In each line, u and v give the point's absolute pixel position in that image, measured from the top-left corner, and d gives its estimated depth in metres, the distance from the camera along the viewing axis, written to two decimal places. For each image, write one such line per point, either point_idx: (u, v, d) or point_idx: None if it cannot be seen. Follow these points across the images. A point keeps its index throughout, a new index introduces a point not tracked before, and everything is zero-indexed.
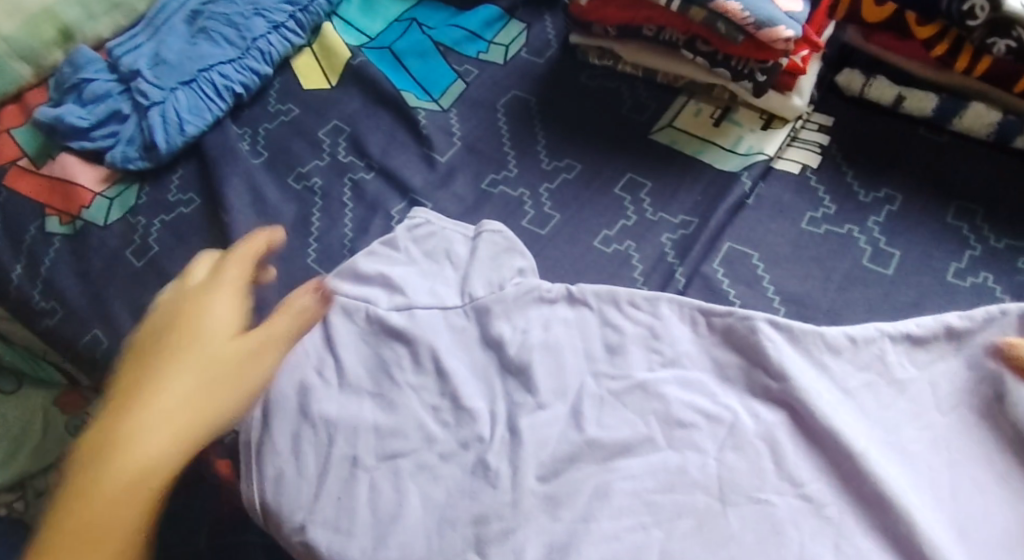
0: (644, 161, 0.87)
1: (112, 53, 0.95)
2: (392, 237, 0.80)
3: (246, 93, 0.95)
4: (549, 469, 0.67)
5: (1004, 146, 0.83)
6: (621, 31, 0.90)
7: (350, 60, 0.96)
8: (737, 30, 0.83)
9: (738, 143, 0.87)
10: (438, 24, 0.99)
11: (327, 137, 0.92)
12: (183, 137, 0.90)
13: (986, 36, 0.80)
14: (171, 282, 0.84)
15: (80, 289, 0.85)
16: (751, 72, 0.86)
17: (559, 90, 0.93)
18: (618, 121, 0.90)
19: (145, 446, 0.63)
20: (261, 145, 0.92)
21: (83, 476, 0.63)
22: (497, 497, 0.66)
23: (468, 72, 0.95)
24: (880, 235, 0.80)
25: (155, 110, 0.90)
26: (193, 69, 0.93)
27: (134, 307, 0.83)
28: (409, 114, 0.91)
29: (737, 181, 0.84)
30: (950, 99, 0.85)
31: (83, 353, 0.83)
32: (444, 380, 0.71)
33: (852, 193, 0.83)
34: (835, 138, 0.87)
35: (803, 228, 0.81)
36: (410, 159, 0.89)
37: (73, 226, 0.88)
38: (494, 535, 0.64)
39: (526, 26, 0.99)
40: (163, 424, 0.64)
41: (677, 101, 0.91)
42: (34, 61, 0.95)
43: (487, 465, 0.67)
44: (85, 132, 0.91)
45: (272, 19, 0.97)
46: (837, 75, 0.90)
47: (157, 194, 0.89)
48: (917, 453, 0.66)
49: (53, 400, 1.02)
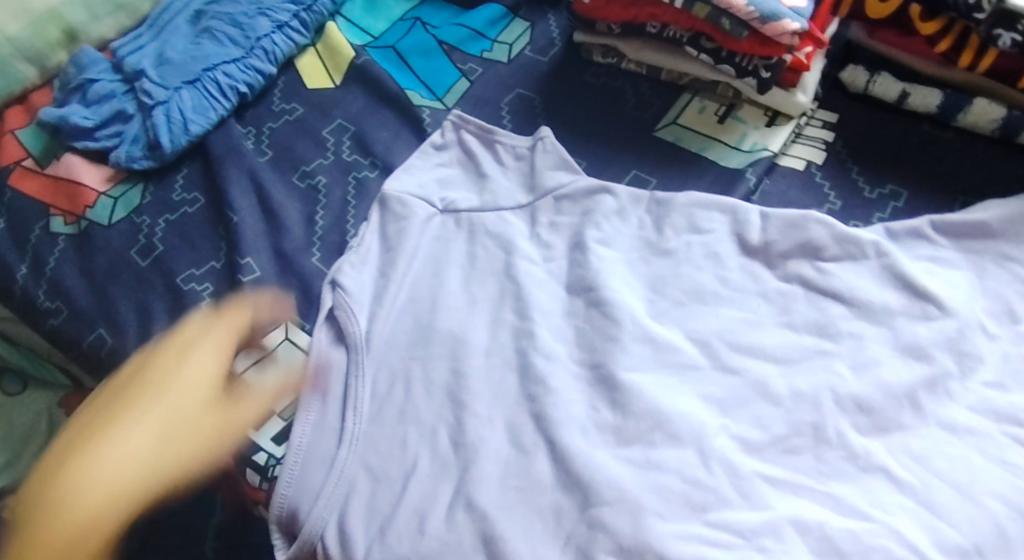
0: (647, 156, 0.87)
1: (116, 53, 0.96)
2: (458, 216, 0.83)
3: (251, 92, 0.94)
4: (553, 450, 0.69)
5: (1008, 142, 0.83)
6: (624, 28, 0.90)
7: (354, 59, 0.96)
8: (741, 26, 0.83)
9: (743, 140, 0.86)
10: (442, 23, 0.99)
11: (331, 136, 0.91)
12: (187, 136, 0.90)
13: (991, 27, 0.80)
14: (176, 281, 0.84)
15: (83, 287, 0.85)
16: (756, 68, 0.85)
17: (558, 81, 0.93)
18: (624, 119, 0.90)
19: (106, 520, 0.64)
20: (265, 143, 0.91)
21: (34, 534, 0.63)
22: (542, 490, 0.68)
23: (472, 70, 0.95)
24: (872, 218, 0.81)
25: (160, 109, 0.90)
26: (198, 69, 0.93)
27: (138, 306, 0.83)
28: (421, 109, 0.92)
29: (742, 178, 0.84)
30: (956, 94, 0.84)
31: (88, 353, 0.83)
32: (465, 481, 0.69)
33: (858, 189, 0.83)
34: (840, 135, 0.87)
35: (818, 227, 0.77)
36: (425, 270, 0.80)
37: (78, 226, 0.88)
38: (485, 432, 0.71)
39: (530, 25, 0.99)
40: (88, 504, 0.64)
41: (682, 98, 0.91)
42: (40, 62, 0.96)
43: (503, 538, 0.66)
44: (90, 132, 0.91)
45: (276, 18, 0.97)
46: (841, 72, 0.90)
47: (162, 194, 0.89)
48: (902, 339, 0.73)
49: (59, 400, 1.01)
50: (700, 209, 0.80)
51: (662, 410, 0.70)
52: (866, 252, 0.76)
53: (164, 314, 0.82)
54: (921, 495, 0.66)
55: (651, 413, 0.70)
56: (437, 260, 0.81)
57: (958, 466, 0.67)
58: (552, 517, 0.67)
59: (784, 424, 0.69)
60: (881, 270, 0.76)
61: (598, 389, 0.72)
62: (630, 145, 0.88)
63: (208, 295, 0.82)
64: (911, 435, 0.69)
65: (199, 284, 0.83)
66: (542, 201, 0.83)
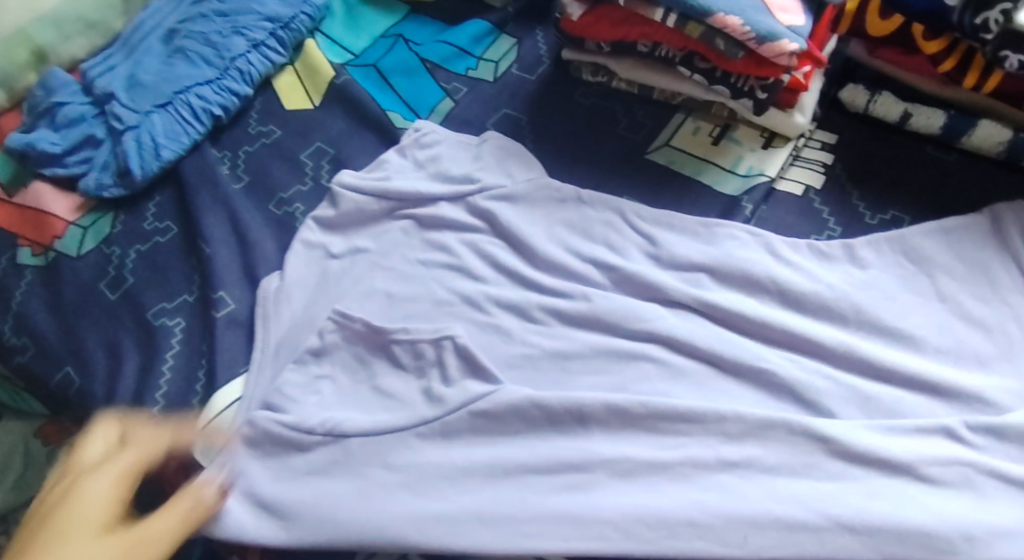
0: (640, 182, 0.83)
1: (86, 74, 0.92)
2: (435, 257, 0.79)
3: (226, 115, 0.90)
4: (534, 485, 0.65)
5: (1016, 166, 0.79)
6: (614, 47, 0.86)
7: (334, 79, 0.92)
8: (736, 47, 0.79)
9: (738, 164, 0.83)
10: (425, 40, 0.96)
11: (310, 159, 0.88)
12: (159, 163, 0.86)
13: (998, 49, 0.75)
14: (146, 317, 0.80)
15: (50, 323, 0.81)
16: (751, 90, 0.82)
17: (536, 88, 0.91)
18: (613, 139, 0.86)
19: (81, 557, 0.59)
20: (242, 169, 0.88)
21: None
22: (512, 344, 0.73)
23: (456, 89, 0.92)
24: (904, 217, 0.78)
25: (130, 134, 0.87)
26: (171, 91, 0.89)
27: (108, 344, 0.79)
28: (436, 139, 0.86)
29: (738, 206, 0.80)
30: (960, 115, 0.80)
31: (57, 393, 0.79)
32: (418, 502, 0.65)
33: (859, 215, 0.79)
34: (840, 158, 0.83)
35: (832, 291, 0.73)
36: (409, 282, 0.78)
37: (46, 257, 0.85)
38: (450, 468, 0.67)
39: (516, 41, 0.95)
40: None
41: (674, 119, 0.87)
42: (9, 85, 0.92)
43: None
44: (59, 158, 0.88)
45: (252, 37, 0.93)
46: (840, 91, 0.85)
47: (133, 223, 0.86)
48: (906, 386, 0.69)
49: (34, 430, 0.96)
50: (670, 231, 0.78)
51: (595, 294, 0.75)
52: (866, 290, 0.74)
53: (134, 350, 0.79)
54: (980, 540, 0.60)
55: (639, 464, 0.66)
56: (413, 297, 0.77)
57: (923, 295, 0.74)
58: (485, 472, 0.66)
59: (785, 464, 0.65)
60: (883, 303, 0.73)
61: (573, 430, 0.68)
62: (636, 170, 0.84)
63: (180, 331, 0.79)
64: (985, 543, 0.60)
65: (170, 319, 0.79)
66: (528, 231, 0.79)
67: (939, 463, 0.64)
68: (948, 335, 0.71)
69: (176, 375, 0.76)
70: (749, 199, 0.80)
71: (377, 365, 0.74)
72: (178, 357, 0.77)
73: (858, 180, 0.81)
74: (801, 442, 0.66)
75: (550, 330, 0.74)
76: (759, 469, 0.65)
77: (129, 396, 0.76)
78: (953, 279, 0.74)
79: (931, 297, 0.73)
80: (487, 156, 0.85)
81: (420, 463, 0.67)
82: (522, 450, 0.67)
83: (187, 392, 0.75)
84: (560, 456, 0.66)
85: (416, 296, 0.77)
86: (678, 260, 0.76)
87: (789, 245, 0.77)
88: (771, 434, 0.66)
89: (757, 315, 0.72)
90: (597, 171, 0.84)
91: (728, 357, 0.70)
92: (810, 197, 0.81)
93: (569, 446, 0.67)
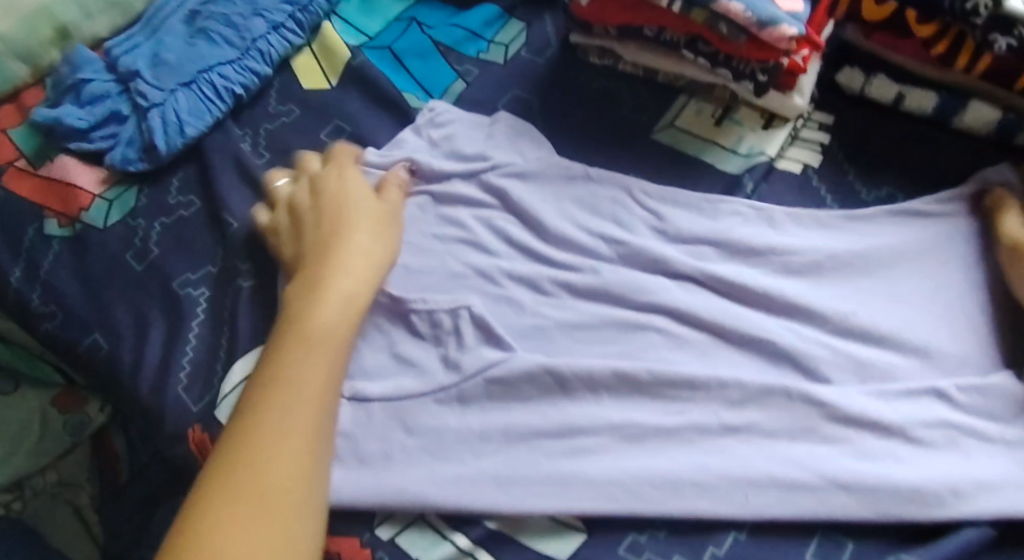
0: (646, 160, 0.87)
1: (110, 52, 0.95)
2: (450, 232, 0.83)
3: (246, 94, 0.94)
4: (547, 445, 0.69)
5: (1005, 143, 0.84)
6: (621, 31, 0.90)
7: (350, 60, 0.95)
8: (739, 32, 0.82)
9: (739, 144, 0.87)
10: (438, 24, 0.99)
11: (327, 138, 0.91)
12: (183, 140, 0.90)
13: (987, 32, 0.78)
14: (172, 286, 0.83)
15: (79, 292, 0.85)
16: (752, 72, 0.85)
17: (545, 70, 0.95)
18: (620, 118, 0.90)
19: (328, 359, 0.69)
20: (263, 146, 0.91)
21: (236, 447, 0.64)
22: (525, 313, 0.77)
23: (468, 71, 0.95)
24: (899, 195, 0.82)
25: (155, 111, 0.90)
26: (194, 70, 0.93)
27: (135, 312, 0.83)
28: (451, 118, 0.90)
29: (740, 184, 0.84)
30: (952, 96, 0.84)
31: (85, 356, 0.83)
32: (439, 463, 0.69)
33: (854, 194, 0.83)
34: (837, 137, 0.87)
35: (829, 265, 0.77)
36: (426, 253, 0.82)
37: (73, 228, 0.88)
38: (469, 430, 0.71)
39: (526, 25, 0.98)
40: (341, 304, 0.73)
41: (678, 100, 0.91)
42: (31, 60, 0.95)
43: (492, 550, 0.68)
44: (84, 133, 0.91)
45: (272, 19, 0.96)
46: (838, 73, 0.89)
47: (157, 196, 0.89)
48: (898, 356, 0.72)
49: (50, 400, 0.98)
50: (675, 207, 0.82)
51: (602, 268, 0.78)
52: (860, 266, 0.77)
53: (160, 318, 0.82)
54: (966, 494, 0.65)
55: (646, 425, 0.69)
56: (429, 269, 0.80)
57: (914, 267, 0.77)
58: (500, 434, 0.70)
59: (785, 426, 0.69)
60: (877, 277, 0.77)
61: (583, 397, 0.71)
62: (642, 150, 0.87)
63: (205, 300, 0.82)
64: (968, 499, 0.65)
65: (195, 289, 0.83)
66: (539, 206, 0.83)
67: (928, 425, 0.68)
68: (938, 306, 0.75)
69: (202, 343, 0.80)
70: (749, 177, 0.84)
71: (396, 332, 0.77)
72: (203, 325, 0.81)
73: (855, 159, 0.85)
74: (799, 404, 0.69)
75: (561, 301, 0.78)
76: (759, 432, 0.69)
77: (157, 360, 0.80)
78: (942, 253, 0.78)
79: (922, 269, 0.77)
80: (499, 135, 0.88)
81: (440, 424, 0.71)
82: (531, 417, 0.71)
83: (212, 358, 0.79)
84: (571, 418, 0.70)
85: (432, 267, 0.81)
86: (682, 235, 0.80)
87: (789, 221, 0.81)
88: (772, 397, 0.70)
89: (757, 287, 0.76)
90: (605, 149, 0.88)
91: (731, 326, 0.74)
92: (809, 178, 0.85)
93: (579, 412, 0.71)
